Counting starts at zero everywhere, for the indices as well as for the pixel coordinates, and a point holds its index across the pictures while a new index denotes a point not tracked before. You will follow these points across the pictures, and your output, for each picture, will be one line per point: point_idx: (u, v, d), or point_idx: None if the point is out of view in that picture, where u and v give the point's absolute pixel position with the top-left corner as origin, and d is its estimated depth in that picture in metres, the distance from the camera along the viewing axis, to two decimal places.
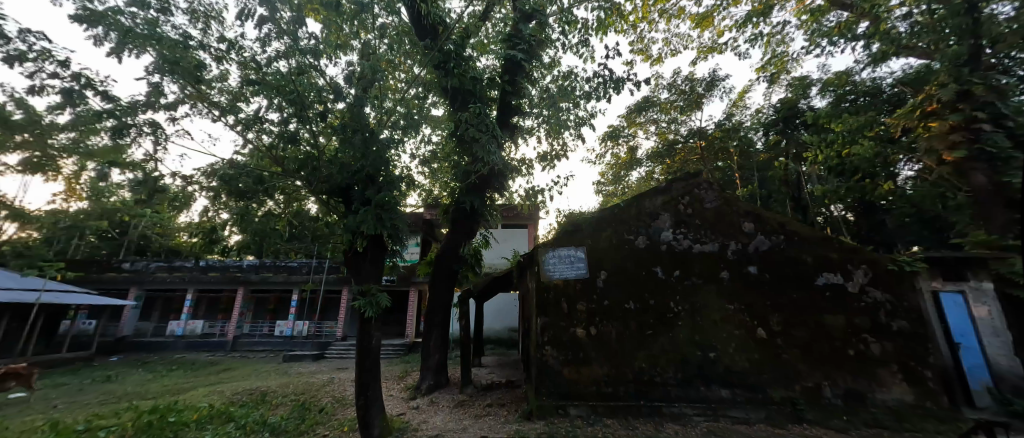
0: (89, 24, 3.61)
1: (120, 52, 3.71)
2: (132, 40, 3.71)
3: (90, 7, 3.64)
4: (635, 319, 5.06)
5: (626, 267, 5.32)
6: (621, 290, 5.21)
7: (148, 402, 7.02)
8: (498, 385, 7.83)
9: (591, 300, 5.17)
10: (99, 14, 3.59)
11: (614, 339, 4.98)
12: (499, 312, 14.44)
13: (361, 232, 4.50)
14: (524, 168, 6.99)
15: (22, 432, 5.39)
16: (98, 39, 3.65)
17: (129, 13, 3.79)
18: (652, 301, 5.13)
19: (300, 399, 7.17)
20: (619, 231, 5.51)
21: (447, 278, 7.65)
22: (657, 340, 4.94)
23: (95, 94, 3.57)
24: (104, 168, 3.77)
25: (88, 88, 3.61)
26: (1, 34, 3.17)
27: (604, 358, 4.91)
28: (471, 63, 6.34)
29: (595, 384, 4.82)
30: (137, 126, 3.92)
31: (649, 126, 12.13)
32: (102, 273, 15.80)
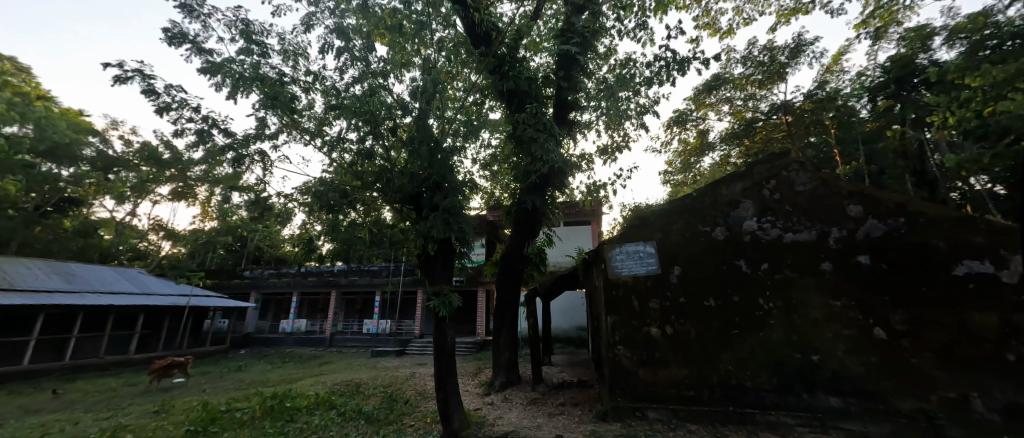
0: (211, 74, 4.39)
1: (234, 95, 4.45)
2: (243, 84, 4.44)
3: (212, 60, 4.40)
4: (717, 318, 4.66)
5: (703, 261, 4.94)
6: (699, 287, 4.84)
7: (269, 389, 8.26)
8: (570, 384, 7.77)
9: (665, 297, 4.89)
10: (217, 65, 4.34)
11: (694, 339, 4.65)
12: (567, 311, 14.30)
13: (432, 236, 4.81)
14: (584, 163, 6.83)
15: (184, 410, 6.72)
16: (218, 85, 4.42)
17: (238, 60, 4.51)
18: (736, 298, 4.68)
19: (388, 391, 7.87)
20: (693, 223, 5.12)
21: (513, 277, 7.81)
22: (745, 340, 4.50)
23: (219, 132, 4.34)
24: (229, 193, 4.59)
25: (214, 126, 4.39)
26: (153, 91, 4.00)
27: (684, 359, 4.61)
28: (525, 64, 6.42)
29: (675, 387, 4.56)
30: (249, 155, 4.65)
31: (721, 106, 11.09)
32: (231, 280, 18.95)
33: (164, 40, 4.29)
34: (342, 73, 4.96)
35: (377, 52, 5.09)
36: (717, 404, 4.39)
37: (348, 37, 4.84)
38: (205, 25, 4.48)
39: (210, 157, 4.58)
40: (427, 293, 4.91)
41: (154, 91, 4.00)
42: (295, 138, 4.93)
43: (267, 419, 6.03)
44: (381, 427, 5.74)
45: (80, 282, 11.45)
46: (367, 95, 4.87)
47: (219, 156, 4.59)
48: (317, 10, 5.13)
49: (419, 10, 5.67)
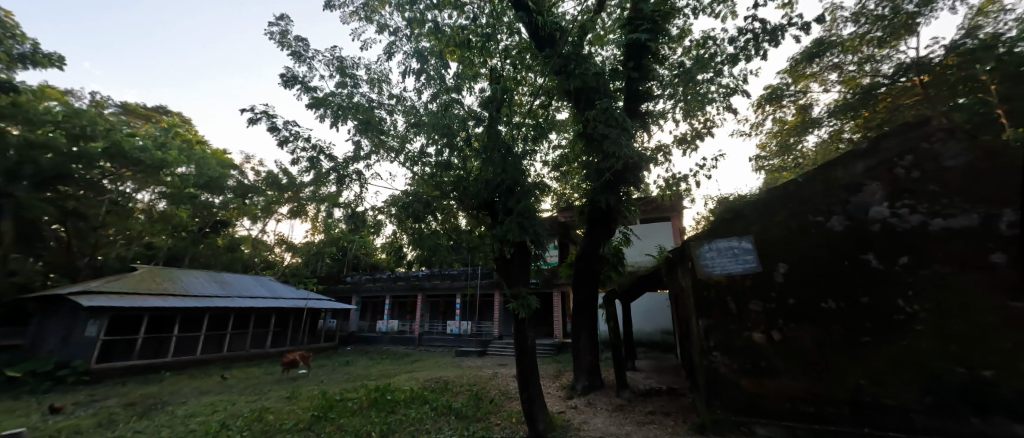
0: (317, 108, 5.11)
1: (334, 123, 5.12)
2: (340, 113, 5.09)
3: (316, 96, 5.13)
4: (841, 323, 3.95)
5: (816, 257, 4.22)
6: (812, 286, 4.16)
7: (371, 383, 9.23)
8: (659, 392, 7.30)
9: (769, 299, 4.31)
10: (320, 99, 5.05)
11: (808, 347, 4.03)
12: (649, 313, 13.48)
13: (508, 240, 4.92)
14: (662, 155, 6.36)
15: (307, 398, 7.85)
16: (321, 117, 5.13)
17: (335, 93, 5.18)
18: (865, 299, 3.90)
19: (474, 389, 8.25)
20: (799, 213, 4.41)
21: (591, 279, 7.61)
22: (880, 349, 3.74)
23: (325, 157, 5.05)
24: (334, 210, 5.31)
25: (321, 152, 5.10)
26: (275, 127, 4.80)
27: (799, 370, 4.03)
28: (591, 59, 6.26)
29: (787, 401, 4.03)
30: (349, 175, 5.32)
31: (828, 74, 9.49)
32: (337, 285, 21.67)
33: (282, 84, 5.13)
34: (421, 93, 5.40)
35: (450, 69, 5.42)
36: (845, 423, 3.76)
37: (426, 58, 5.23)
38: (311, 67, 5.25)
39: (318, 179, 5.33)
40: (505, 295, 5.04)
41: (276, 127, 4.80)
42: (384, 156, 5.50)
43: (371, 408, 6.77)
44: (470, 423, 6.05)
45: (230, 289, 14.10)
46: (442, 110, 5.22)
47: (326, 178, 5.33)
48: (396, 39, 5.67)
49: (484, 23, 5.90)
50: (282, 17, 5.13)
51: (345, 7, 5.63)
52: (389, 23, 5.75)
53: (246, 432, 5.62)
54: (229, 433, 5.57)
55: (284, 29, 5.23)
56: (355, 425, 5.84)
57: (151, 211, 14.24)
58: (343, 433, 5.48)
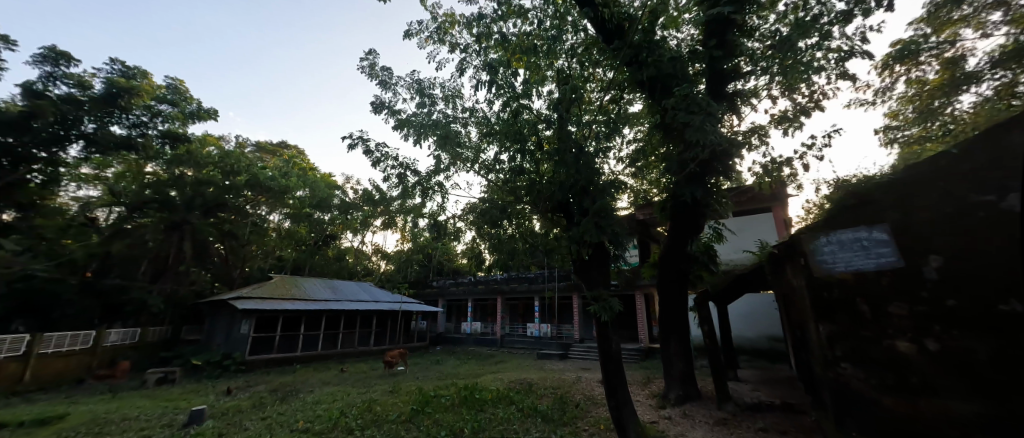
0: (401, 128, 5.65)
1: (416, 141, 5.61)
2: (421, 130, 5.55)
3: (401, 118, 5.67)
4: None
5: (987, 245, 2.97)
6: (979, 282, 2.95)
7: (458, 381, 9.76)
8: (770, 407, 6.42)
9: (916, 300, 3.32)
10: (404, 120, 5.58)
11: (978, 363, 2.91)
12: (751, 317, 11.96)
13: (585, 242, 4.81)
14: (758, 138, 5.61)
15: (404, 393, 8.61)
16: (406, 136, 5.66)
17: (416, 113, 5.67)
18: None
19: (558, 393, 8.21)
20: (958, 192, 3.24)
21: (679, 280, 7.03)
22: None
23: (411, 173, 5.56)
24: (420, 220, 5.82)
25: (407, 168, 5.62)
26: (369, 149, 5.44)
27: (967, 392, 2.98)
28: (665, 45, 5.83)
29: (953, 429, 3.08)
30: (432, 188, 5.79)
31: (988, 14, 7.45)
32: (425, 289, 23.44)
33: (372, 111, 5.78)
34: (492, 103, 5.63)
35: (519, 76, 5.55)
36: None
37: (495, 69, 5.40)
38: (395, 92, 5.82)
39: (406, 193, 5.88)
40: (585, 298, 4.94)
41: (370, 150, 5.42)
42: (461, 167, 5.86)
43: (462, 405, 7.18)
44: (557, 427, 6.02)
45: (340, 294, 16.18)
46: (513, 117, 5.36)
47: (412, 191, 5.86)
48: (466, 55, 6.00)
49: (548, 25, 5.90)
50: (370, 52, 5.79)
51: (421, 33, 6.12)
52: (459, 41, 6.11)
53: (360, 420, 6.38)
54: (347, 420, 6.37)
55: (373, 62, 5.90)
56: (449, 420, 6.23)
57: (280, 229, 17.05)
58: (439, 428, 5.88)
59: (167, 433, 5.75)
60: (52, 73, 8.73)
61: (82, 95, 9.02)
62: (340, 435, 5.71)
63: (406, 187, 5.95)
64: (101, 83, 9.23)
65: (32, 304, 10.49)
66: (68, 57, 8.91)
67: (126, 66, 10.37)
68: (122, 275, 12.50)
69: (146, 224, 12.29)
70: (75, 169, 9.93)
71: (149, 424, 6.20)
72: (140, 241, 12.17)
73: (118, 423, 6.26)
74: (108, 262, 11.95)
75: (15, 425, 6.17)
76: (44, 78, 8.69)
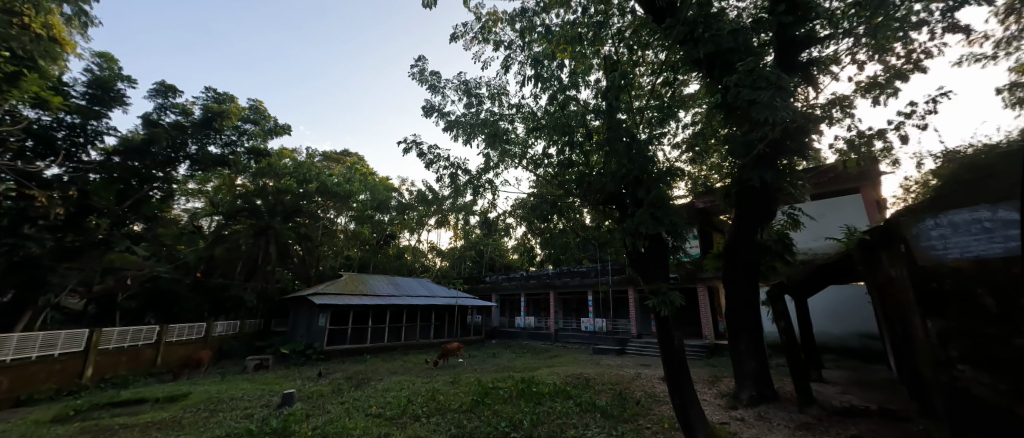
0: (451, 129, 5.83)
1: (465, 141, 5.76)
2: (470, 130, 5.68)
3: (450, 119, 5.85)
4: None
5: None
6: None
7: (514, 375, 9.90)
8: (864, 413, 5.68)
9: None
10: (453, 121, 5.77)
11: None
12: (836, 312, 10.68)
13: (640, 234, 4.56)
14: (840, 109, 4.92)
15: (462, 384, 8.93)
16: (455, 137, 5.83)
17: (464, 113, 5.82)
18: None
19: (617, 389, 8.00)
20: None
21: (748, 271, 6.47)
22: None
23: (461, 173, 5.74)
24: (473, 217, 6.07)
25: (458, 168, 5.80)
26: (422, 151, 5.68)
27: None
28: (724, 17, 5.31)
29: None
30: (482, 185, 5.99)
31: None
32: (478, 284, 24.09)
33: (423, 114, 6.01)
34: (538, 97, 5.58)
35: (564, 68, 5.43)
36: None
37: (540, 63, 5.33)
38: (443, 94, 6.01)
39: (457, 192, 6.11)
40: (644, 292, 4.71)
41: (423, 152, 5.66)
42: (509, 163, 5.95)
43: (519, 398, 7.30)
44: (618, 424, 5.88)
45: (402, 290, 17.19)
46: (560, 110, 5.28)
47: (463, 190, 6.12)
48: (511, 51, 6.00)
49: (593, 11, 5.69)
50: (420, 58, 6.01)
51: (466, 34, 6.21)
52: (503, 38, 6.12)
53: (425, 408, 6.74)
54: (414, 407, 6.77)
55: (421, 68, 6.14)
56: (508, 412, 6.37)
57: (346, 231, 18.47)
58: (499, 419, 6.02)
59: (265, 412, 6.56)
60: (163, 105, 10.28)
61: (186, 121, 10.55)
62: (408, 421, 6.07)
63: (457, 187, 6.17)
64: (200, 110, 10.72)
65: (159, 300, 12.52)
66: (173, 90, 10.44)
67: (217, 93, 11.86)
68: (223, 275, 14.41)
69: (239, 230, 14.04)
70: (184, 186, 11.64)
71: (251, 404, 7.12)
72: (235, 244, 13.96)
73: (226, 402, 7.26)
74: (212, 264, 13.86)
75: (153, 401, 7.43)
76: (158, 110, 10.29)
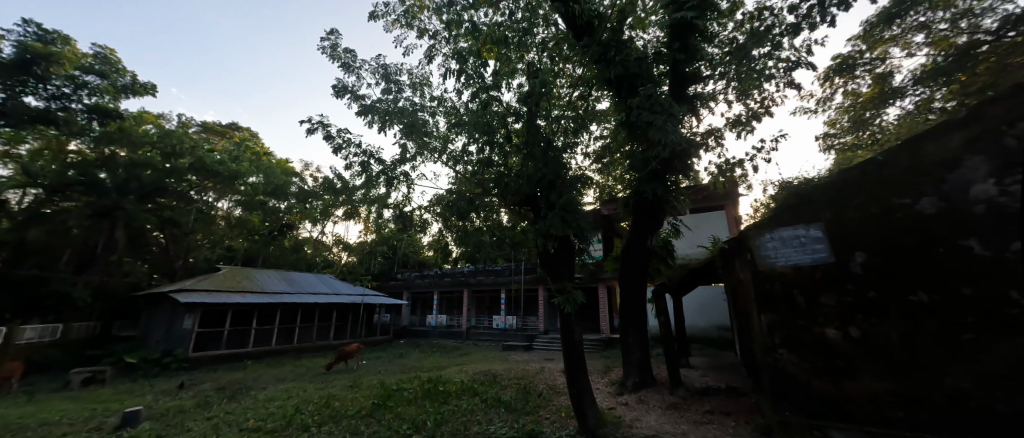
0: (366, 115, 5.44)
1: (381, 129, 5.39)
2: (386, 118, 5.33)
3: (364, 103, 5.45)
4: (934, 319, 3.21)
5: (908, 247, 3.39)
6: (900, 276, 3.43)
7: (423, 375, 9.67)
8: (716, 391, 6.89)
9: (843, 291, 3.81)
10: (368, 106, 5.36)
11: (897, 348, 3.42)
12: (703, 308, 12.75)
13: (551, 235, 4.84)
14: (713, 139, 5.87)
15: (366, 387, 8.41)
16: (370, 123, 5.42)
17: (382, 99, 5.46)
18: (967, 290, 3.02)
19: (522, 383, 8.34)
20: (880, 195, 3.64)
21: (639, 272, 7.35)
22: (989, 352, 2.90)
23: (374, 162, 5.38)
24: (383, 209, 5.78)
25: (371, 157, 5.42)
26: (329, 135, 5.19)
27: (881, 370, 3.52)
28: (632, 44, 5.95)
29: (869, 405, 3.61)
30: (396, 177, 5.67)
31: (911, 38, 8.11)
32: (389, 282, 22.90)
33: (334, 94, 5.48)
34: (460, 92, 5.54)
35: (488, 67, 5.49)
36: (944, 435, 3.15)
37: (465, 58, 5.31)
38: (358, 76, 5.56)
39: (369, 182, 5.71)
40: (550, 290, 5.00)
41: (331, 135, 5.16)
42: (428, 157, 5.77)
43: (423, 399, 7.11)
44: (520, 417, 6.15)
45: (298, 286, 15.39)
46: (482, 108, 5.32)
47: (375, 181, 5.68)
48: (435, 42, 5.84)
49: (519, 17, 5.85)
50: (332, 32, 5.47)
51: (388, 16, 5.87)
52: (428, 27, 5.93)
53: (317, 416, 6.17)
54: (303, 416, 6.14)
55: (334, 43, 5.60)
56: (411, 413, 6.18)
57: (229, 217, 15.88)
58: (401, 421, 5.81)
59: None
60: None
61: None
62: (295, 433, 5.48)
63: (370, 177, 5.78)
64: (11, 47, 8.09)
65: None
66: None
67: (41, 29, 9.15)
68: (40, 266, 11.21)
69: (69, 209, 11.08)
70: None
71: (76, 428, 5.69)
72: (61, 227, 10.96)
73: (35, 428, 5.67)
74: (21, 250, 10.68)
75: None
76: None
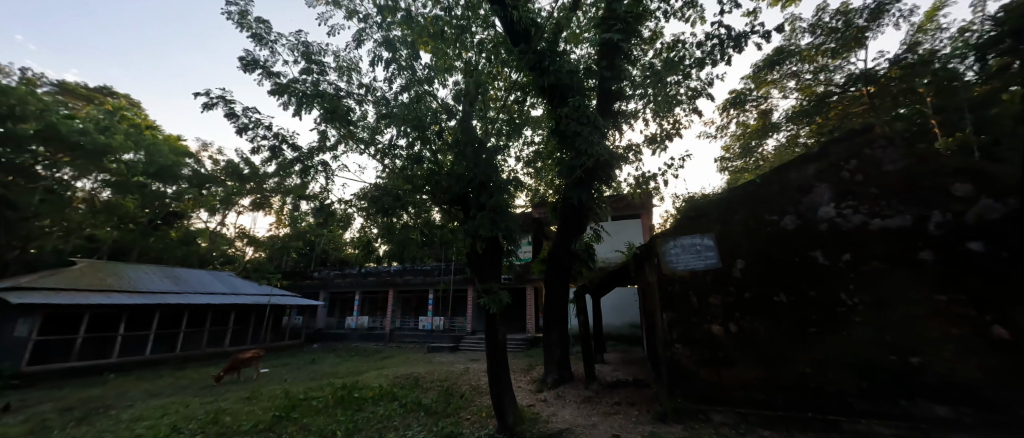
0: (280, 95, 4.89)
1: (298, 112, 4.89)
2: (305, 101, 4.85)
3: (279, 82, 4.90)
4: (790, 315, 4.09)
5: (774, 257, 4.32)
6: (768, 280, 4.27)
7: (338, 381, 9.00)
8: (625, 384, 7.53)
9: (727, 292, 4.42)
10: (284, 86, 4.82)
11: (765, 339, 4.13)
12: (619, 308, 13.88)
13: (479, 235, 4.85)
14: (632, 154, 6.46)
15: (269, 397, 7.57)
16: (285, 104, 4.89)
17: (301, 80, 4.96)
18: (812, 292, 4.05)
19: (444, 385, 8.21)
20: (758, 212, 4.51)
21: (562, 274, 7.71)
22: (824, 339, 3.89)
23: (288, 148, 4.85)
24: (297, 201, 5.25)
25: (284, 142, 4.89)
26: (233, 113, 4.56)
27: (753, 359, 4.14)
28: (566, 57, 6.25)
29: (741, 390, 4.14)
30: (313, 166, 5.18)
31: (786, 82, 9.79)
32: (303, 280, 20.88)
33: (241, 68, 4.83)
34: (391, 82, 5.27)
35: (423, 60, 5.32)
36: (793, 409, 3.87)
37: (398, 47, 5.08)
38: (273, 51, 4.97)
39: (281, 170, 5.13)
40: (477, 290, 5.01)
41: (235, 114, 4.54)
42: (352, 147, 5.37)
43: (335, 407, 6.59)
44: (440, 420, 6.04)
45: (185, 285, 13.22)
46: (414, 102, 5.13)
47: (289, 169, 5.14)
48: (366, 26, 5.47)
49: (459, 14, 5.78)
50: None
51: None
52: (360, 10, 5.56)
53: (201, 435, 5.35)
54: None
55: (244, 10, 4.93)
56: (319, 424, 5.69)
57: (93, 200, 13.09)
58: (306, 434, 5.31)
59: None
60: None
61: None
62: None
63: (283, 164, 5.20)
64: None
65: None
66: None
67: None
68: None
69: None
70: None
71: None
72: None
73: None
74: None
75: None
76: None
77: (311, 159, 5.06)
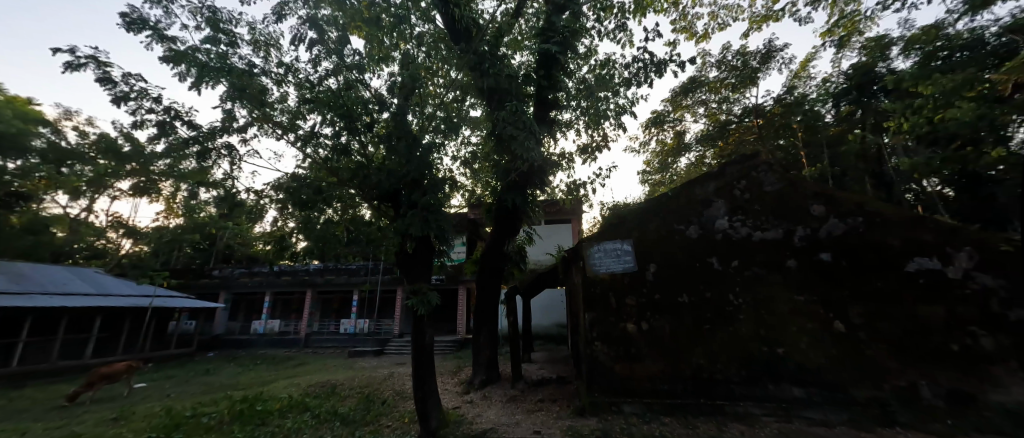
0: (175, 64, 4.23)
1: (199, 86, 4.28)
2: (208, 74, 4.26)
3: (175, 49, 4.24)
4: (690, 314, 4.62)
5: (680, 262, 4.84)
6: (673, 283, 4.78)
7: (239, 393, 7.99)
8: (549, 382, 7.82)
9: (641, 293, 4.83)
10: (181, 54, 4.19)
11: (668, 335, 4.61)
12: (547, 309, 14.43)
13: (410, 234, 4.68)
14: (565, 161, 6.79)
15: (147, 416, 6.45)
16: (182, 75, 4.24)
17: (204, 49, 4.35)
18: (708, 294, 4.63)
19: (365, 392, 7.75)
20: (668, 221, 5.03)
21: (493, 275, 7.77)
22: (715, 335, 4.47)
23: (183, 125, 4.22)
24: (195, 187, 4.57)
25: (179, 119, 4.24)
26: (109, 79, 3.84)
27: (659, 354, 4.57)
28: (505, 62, 6.35)
29: (648, 382, 4.51)
30: (216, 149, 4.56)
31: (697, 108, 11.09)
32: (199, 279, 18.18)
33: (123, 26, 4.09)
34: (316, 65, 4.87)
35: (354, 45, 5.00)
36: (688, 397, 4.35)
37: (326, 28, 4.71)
38: (168, 12, 4.29)
39: (173, 151, 4.44)
40: (405, 291, 4.82)
41: (112, 80, 3.83)
42: (266, 131, 4.84)
43: (234, 423, 5.84)
44: (358, 429, 5.69)
45: (30, 283, 10.67)
46: (342, 89, 4.79)
47: (184, 150, 4.45)
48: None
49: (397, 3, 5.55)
50: None
51: None
52: None
53: None
54: None
55: None
56: None
57: None
58: None
59: None
60: None
61: None
62: None
63: (176, 143, 4.49)
64: None
65: None
66: None
67: None
68: None
69: None
70: None
71: None
72: None
73: None
74: None
75: None
76: None
77: (213, 140, 4.45)
